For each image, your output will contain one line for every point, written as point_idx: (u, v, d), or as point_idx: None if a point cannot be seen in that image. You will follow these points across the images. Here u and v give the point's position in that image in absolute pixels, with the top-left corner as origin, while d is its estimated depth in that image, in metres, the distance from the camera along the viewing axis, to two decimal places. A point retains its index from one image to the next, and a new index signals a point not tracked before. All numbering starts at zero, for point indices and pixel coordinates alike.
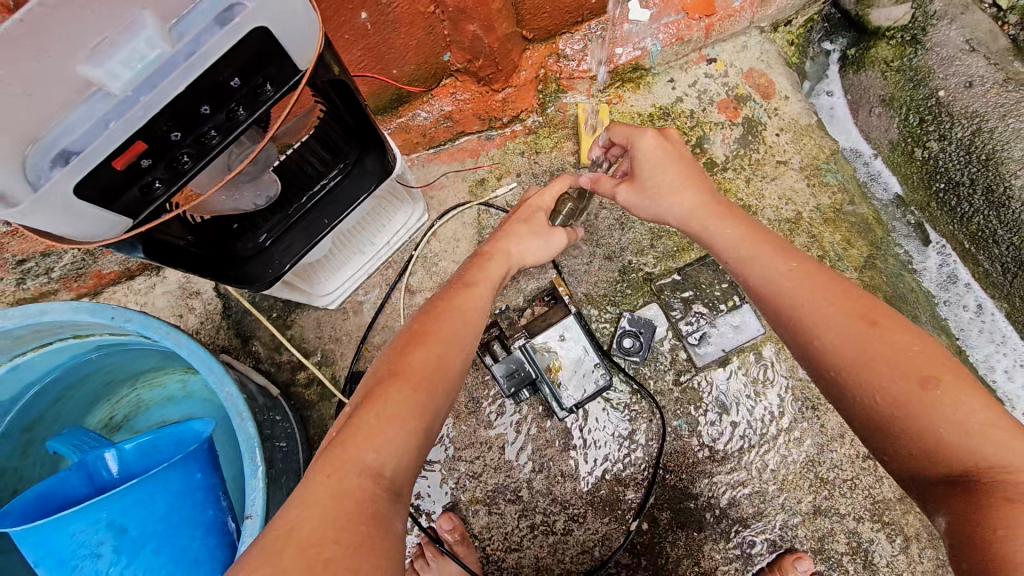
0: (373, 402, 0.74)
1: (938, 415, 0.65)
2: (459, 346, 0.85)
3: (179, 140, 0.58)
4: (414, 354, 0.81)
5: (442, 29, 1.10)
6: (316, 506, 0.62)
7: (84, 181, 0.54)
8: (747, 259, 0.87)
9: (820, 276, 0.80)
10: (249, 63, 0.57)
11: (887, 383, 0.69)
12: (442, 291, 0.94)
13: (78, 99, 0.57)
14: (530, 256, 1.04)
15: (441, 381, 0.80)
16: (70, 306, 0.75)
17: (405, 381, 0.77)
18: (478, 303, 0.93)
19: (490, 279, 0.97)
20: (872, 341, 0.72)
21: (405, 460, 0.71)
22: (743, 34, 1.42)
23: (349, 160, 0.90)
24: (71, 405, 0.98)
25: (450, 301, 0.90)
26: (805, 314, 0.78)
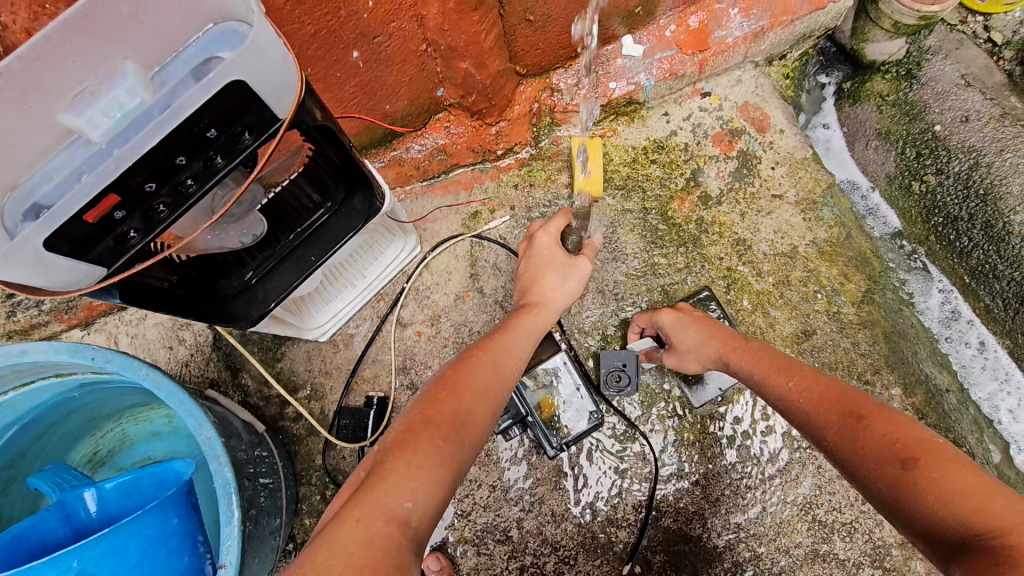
0: (407, 446, 0.73)
1: (918, 487, 0.66)
2: (489, 394, 0.85)
3: (155, 191, 0.57)
4: (446, 400, 0.81)
5: (435, 66, 1.11)
6: (342, 553, 0.60)
7: (54, 234, 0.53)
8: (761, 376, 0.92)
9: (819, 380, 0.85)
10: (226, 114, 0.56)
11: (876, 468, 0.70)
12: (483, 340, 0.95)
13: (59, 146, 0.57)
14: (560, 301, 1.06)
15: (473, 428, 0.80)
16: (51, 347, 0.75)
17: (438, 428, 0.76)
18: (511, 358, 0.93)
19: (524, 329, 0.99)
20: (861, 433, 0.74)
21: (432, 509, 0.69)
22: (737, 69, 1.42)
23: (338, 199, 0.89)
24: (54, 442, 0.97)
25: (485, 352, 0.91)
26: (811, 414, 0.82)
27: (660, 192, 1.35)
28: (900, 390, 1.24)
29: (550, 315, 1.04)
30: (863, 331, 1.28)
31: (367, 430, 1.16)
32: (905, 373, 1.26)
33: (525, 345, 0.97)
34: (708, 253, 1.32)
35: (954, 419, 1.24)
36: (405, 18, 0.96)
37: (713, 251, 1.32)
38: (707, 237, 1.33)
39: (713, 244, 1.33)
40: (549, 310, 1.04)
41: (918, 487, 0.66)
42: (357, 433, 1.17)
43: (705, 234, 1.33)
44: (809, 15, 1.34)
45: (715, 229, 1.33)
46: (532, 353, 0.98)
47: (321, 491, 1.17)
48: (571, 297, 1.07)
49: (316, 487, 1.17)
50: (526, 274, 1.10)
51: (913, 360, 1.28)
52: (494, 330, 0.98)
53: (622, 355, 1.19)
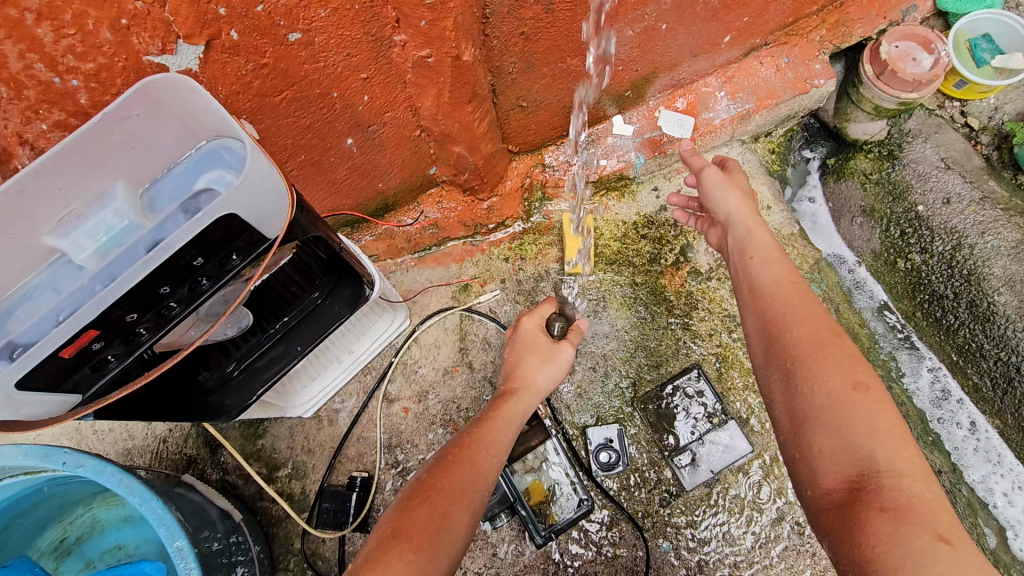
0: (375, 564, 0.69)
1: (852, 412, 0.72)
2: (467, 499, 0.82)
3: (138, 319, 0.56)
4: (419, 508, 0.78)
5: (429, 149, 1.12)
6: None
7: (29, 373, 0.51)
8: (761, 288, 0.92)
9: (806, 298, 0.87)
10: (215, 242, 0.56)
11: (825, 380, 0.76)
12: (461, 436, 0.92)
13: (42, 265, 0.57)
14: (541, 387, 1.04)
15: (448, 538, 0.76)
16: (21, 449, 0.72)
17: (409, 542, 0.72)
18: (492, 451, 0.91)
19: (505, 418, 0.97)
20: (830, 345, 0.79)
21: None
22: (724, 146, 1.46)
23: (325, 290, 0.89)
24: (20, 534, 0.91)
25: (466, 451, 0.89)
26: (789, 320, 0.85)
27: (651, 267, 1.35)
28: None
29: (531, 401, 1.02)
30: None
31: (348, 515, 1.13)
32: None
33: (506, 436, 0.95)
34: (699, 330, 1.30)
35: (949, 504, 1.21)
36: (400, 108, 0.99)
37: (705, 327, 1.30)
38: (698, 312, 1.32)
39: (703, 320, 1.31)
40: (531, 394, 1.02)
41: (858, 403, 0.73)
42: (338, 517, 1.12)
43: (696, 309, 1.32)
44: (793, 99, 1.38)
45: (707, 304, 1.32)
46: (513, 442, 0.96)
47: None
48: (555, 380, 1.06)
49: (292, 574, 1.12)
50: (510, 356, 1.09)
51: None
52: (476, 421, 0.96)
53: (607, 431, 1.20)
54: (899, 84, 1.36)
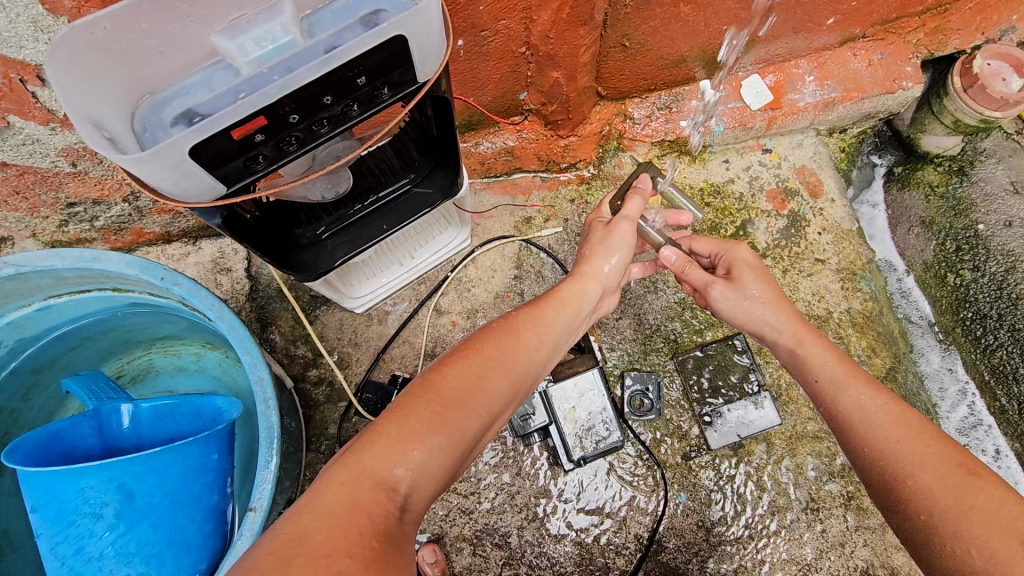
0: (398, 410, 0.68)
1: (938, 482, 0.70)
2: (505, 368, 0.79)
3: (295, 124, 0.57)
4: (453, 368, 0.75)
5: (527, 70, 1.12)
6: (326, 515, 0.56)
7: (200, 143, 0.52)
8: (833, 388, 0.85)
9: (916, 419, 0.77)
10: (378, 66, 0.57)
11: (907, 453, 0.74)
12: (508, 312, 0.89)
13: (201, 65, 0.58)
14: (605, 274, 1.01)
15: (481, 400, 0.74)
16: (124, 259, 0.75)
17: (438, 395, 0.71)
18: (538, 328, 0.88)
19: (564, 299, 0.95)
20: (972, 494, 0.67)
21: (426, 478, 0.65)
22: (801, 132, 1.47)
23: (421, 173, 0.91)
24: (84, 357, 0.97)
25: (509, 325, 0.86)
26: (914, 474, 0.72)
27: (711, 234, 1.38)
28: None
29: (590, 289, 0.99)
30: None
31: (387, 408, 1.16)
32: None
33: (560, 329, 0.91)
34: None
35: None
36: (516, 18, 0.98)
37: None
38: None
39: None
40: (594, 282, 1.00)
41: (945, 476, 0.70)
42: (378, 409, 1.16)
43: None
44: (879, 97, 1.39)
45: None
46: (565, 334, 0.93)
47: (328, 460, 1.16)
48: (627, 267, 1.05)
49: (323, 455, 1.16)
50: (583, 248, 1.06)
51: None
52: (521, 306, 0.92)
53: (645, 378, 1.21)
54: (986, 100, 1.33)
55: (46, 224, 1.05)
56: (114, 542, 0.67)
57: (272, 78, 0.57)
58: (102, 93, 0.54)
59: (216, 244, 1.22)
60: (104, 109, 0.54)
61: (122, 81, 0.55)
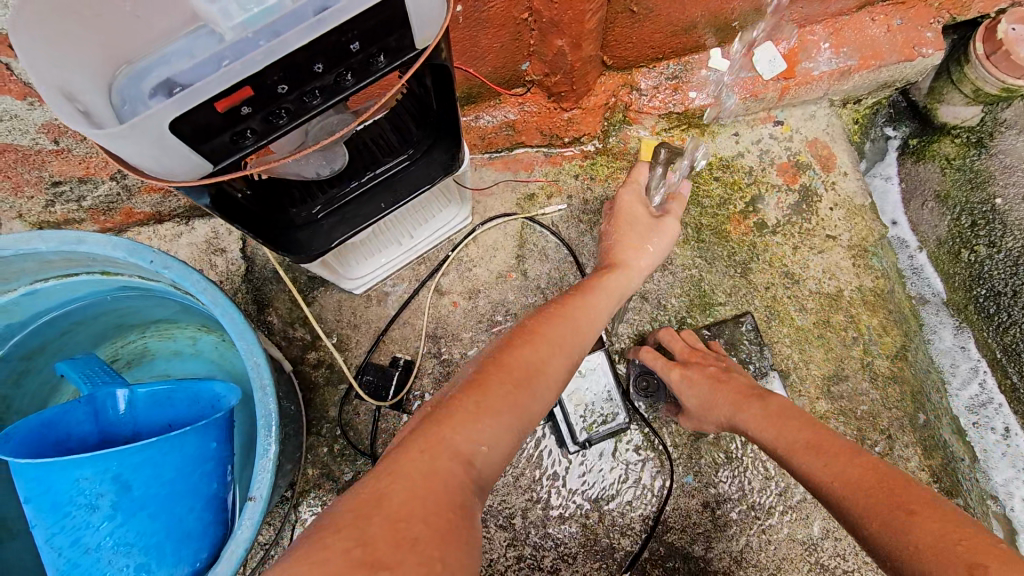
0: (475, 386, 0.69)
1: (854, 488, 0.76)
2: (567, 352, 0.80)
3: (284, 95, 0.52)
4: (519, 349, 0.76)
5: (529, 38, 1.07)
6: (404, 479, 0.57)
7: (182, 116, 0.47)
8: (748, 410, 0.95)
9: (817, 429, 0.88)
10: (374, 30, 0.52)
11: (876, 512, 0.72)
12: (560, 296, 0.90)
13: (182, 31, 0.54)
14: (642, 267, 1.05)
15: (544, 382, 0.75)
16: (111, 241, 0.71)
17: (509, 373, 0.72)
18: (592, 313, 0.89)
19: (609, 289, 0.96)
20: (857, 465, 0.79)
21: (499, 454, 0.66)
22: (813, 104, 1.42)
23: (420, 148, 0.87)
24: (78, 341, 0.94)
25: (565, 307, 0.87)
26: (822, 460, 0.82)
27: (719, 210, 1.33)
28: (919, 450, 1.24)
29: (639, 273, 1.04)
30: (892, 386, 1.27)
31: (389, 392, 1.15)
32: (926, 435, 1.26)
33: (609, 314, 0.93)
34: (756, 280, 1.31)
35: (963, 489, 1.25)
36: None
37: (762, 278, 1.31)
38: (757, 263, 1.31)
39: (762, 271, 1.31)
40: (633, 274, 1.03)
41: (931, 532, 0.66)
42: (379, 391, 1.15)
43: (756, 260, 1.31)
44: (896, 65, 1.33)
45: (766, 257, 1.32)
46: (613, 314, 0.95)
47: (329, 443, 1.15)
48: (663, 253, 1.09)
49: (324, 438, 1.15)
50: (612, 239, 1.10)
51: (934, 424, 1.28)
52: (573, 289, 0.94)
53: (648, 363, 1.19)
54: (1009, 68, 1.28)
55: (31, 205, 1.01)
56: (112, 533, 0.65)
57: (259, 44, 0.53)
58: (76, 63, 0.50)
59: (209, 223, 1.19)
60: (78, 80, 0.50)
61: (97, 50, 0.51)
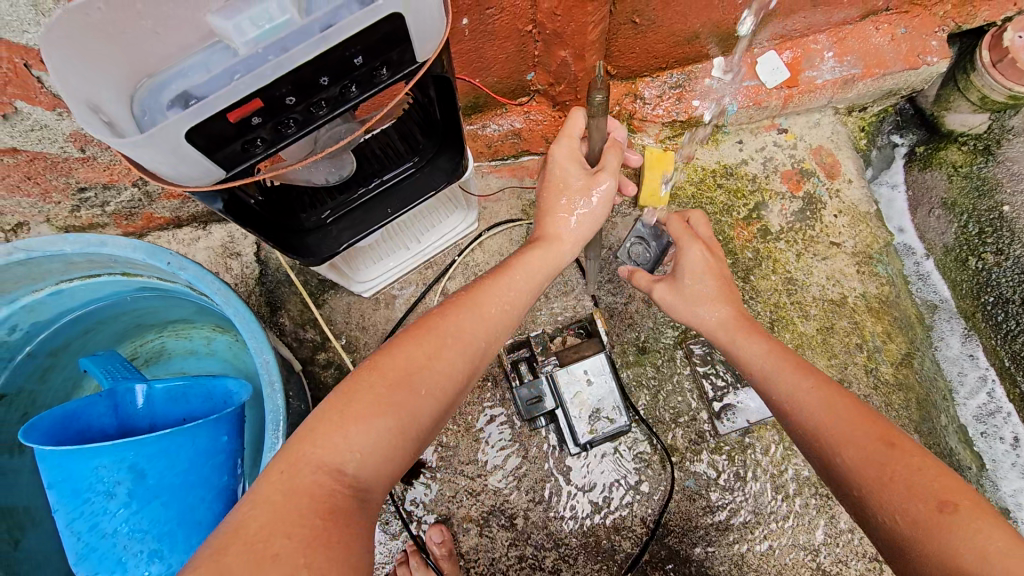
0: (344, 394, 0.68)
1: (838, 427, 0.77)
2: (460, 344, 0.77)
3: (292, 106, 0.56)
4: (401, 348, 0.73)
5: (533, 49, 1.10)
6: (265, 503, 0.58)
7: (197, 126, 0.51)
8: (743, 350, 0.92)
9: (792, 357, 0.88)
10: (376, 45, 0.55)
11: (845, 446, 0.75)
12: (465, 286, 0.85)
13: (199, 46, 0.58)
14: (573, 236, 0.93)
15: (429, 379, 0.72)
16: (131, 244, 0.75)
17: (382, 375, 0.70)
18: (504, 297, 0.84)
19: (524, 268, 0.88)
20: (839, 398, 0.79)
21: (375, 457, 0.65)
22: (817, 111, 1.43)
23: (425, 156, 0.90)
24: (99, 339, 0.99)
25: (470, 295, 0.83)
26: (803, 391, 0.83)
27: (722, 217, 1.35)
28: None
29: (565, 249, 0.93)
30: (896, 392, 1.27)
31: None
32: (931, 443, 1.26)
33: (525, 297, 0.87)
34: (759, 286, 1.32)
35: None
36: None
37: (765, 284, 1.32)
38: (761, 269, 1.32)
39: (765, 277, 1.32)
40: (563, 246, 0.92)
41: (902, 468, 0.69)
42: None
43: (759, 266, 1.33)
44: (901, 73, 1.34)
45: (769, 263, 1.33)
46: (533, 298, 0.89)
47: None
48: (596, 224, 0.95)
49: None
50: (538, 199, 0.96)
51: (940, 431, 1.28)
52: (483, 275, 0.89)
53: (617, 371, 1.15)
54: (1015, 75, 1.27)
55: (59, 210, 1.07)
56: (127, 520, 0.68)
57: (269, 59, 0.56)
58: (101, 78, 0.54)
59: (225, 228, 1.23)
60: (103, 93, 0.54)
61: (121, 64, 0.55)
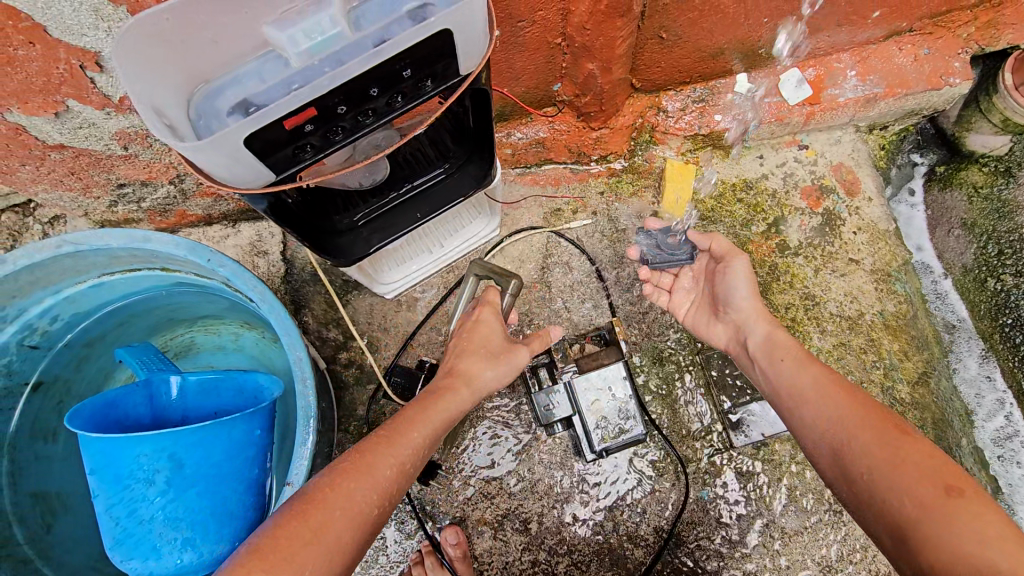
0: None
1: (847, 421, 0.83)
2: (353, 513, 0.72)
3: (342, 115, 0.58)
4: (286, 525, 0.67)
5: (561, 61, 1.12)
6: None
7: (255, 133, 0.53)
8: (772, 362, 1.00)
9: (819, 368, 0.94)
10: (425, 59, 0.58)
11: (860, 440, 0.80)
12: (360, 443, 0.80)
13: (252, 55, 0.60)
14: (483, 384, 0.96)
15: (317, 557, 0.66)
16: (174, 241, 0.78)
17: (263, 559, 0.64)
18: (401, 452, 0.81)
19: (430, 416, 0.87)
20: (850, 397, 0.86)
21: None
22: (838, 129, 1.44)
23: (456, 162, 0.92)
24: (132, 332, 1.02)
25: (363, 454, 0.78)
26: (820, 394, 0.90)
27: (742, 230, 1.36)
28: None
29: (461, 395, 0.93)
30: (912, 411, 1.28)
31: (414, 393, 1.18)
32: None
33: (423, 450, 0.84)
34: (777, 300, 1.33)
35: None
36: (553, 9, 0.98)
37: (783, 298, 1.33)
38: (779, 284, 1.33)
39: (783, 292, 1.33)
40: (469, 392, 0.94)
41: (913, 457, 0.74)
42: (405, 393, 1.17)
43: (777, 281, 1.34)
44: (923, 93, 1.35)
45: (787, 278, 1.34)
46: (431, 447, 0.87)
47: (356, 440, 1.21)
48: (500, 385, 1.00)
49: (351, 435, 1.21)
50: (454, 348, 1.01)
51: (955, 452, 1.28)
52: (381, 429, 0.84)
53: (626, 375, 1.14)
54: None
55: (97, 205, 1.10)
56: (164, 507, 0.71)
57: (323, 70, 0.59)
58: (162, 83, 0.56)
59: (254, 227, 1.26)
60: (163, 97, 0.57)
61: (180, 69, 0.57)
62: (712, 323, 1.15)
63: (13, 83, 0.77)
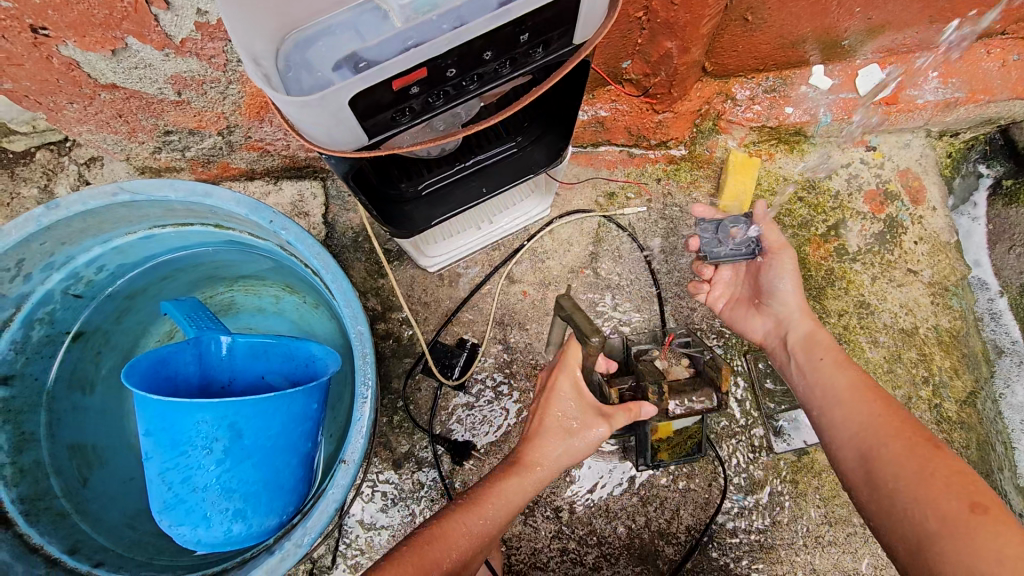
0: None
1: (878, 426, 0.82)
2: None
3: (450, 78, 0.53)
4: None
5: (637, 37, 1.05)
6: None
7: (361, 91, 0.49)
8: (803, 358, 0.98)
9: (853, 371, 0.92)
10: (545, 25, 0.53)
11: (890, 450, 0.79)
12: (439, 513, 0.87)
13: (349, 4, 0.55)
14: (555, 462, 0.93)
15: None
16: (234, 198, 0.74)
17: None
18: (476, 525, 0.86)
19: (502, 491, 0.89)
20: (884, 404, 0.85)
21: None
22: (909, 132, 1.37)
23: (530, 137, 0.87)
24: (173, 286, 1.01)
25: (444, 521, 0.85)
26: (851, 397, 0.88)
27: (801, 231, 1.31)
28: None
29: (540, 476, 0.92)
30: (957, 431, 1.25)
31: (454, 370, 1.17)
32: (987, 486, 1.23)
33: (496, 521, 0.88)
34: (830, 306, 1.28)
35: None
36: None
37: (836, 305, 1.28)
38: (833, 289, 1.29)
39: (836, 298, 1.29)
40: (541, 471, 0.92)
41: (940, 472, 0.74)
42: (445, 369, 1.17)
43: (831, 286, 1.29)
44: (1006, 102, 1.28)
45: (842, 284, 1.30)
46: (504, 523, 0.89)
47: (390, 413, 1.18)
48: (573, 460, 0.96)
49: (385, 408, 1.18)
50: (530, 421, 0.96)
51: (996, 476, 1.25)
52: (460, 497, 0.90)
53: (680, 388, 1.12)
54: None
55: (140, 149, 1.05)
56: (218, 476, 0.68)
57: (439, 28, 0.53)
58: (257, 27, 0.52)
59: (296, 186, 1.20)
60: (258, 44, 0.52)
61: (275, 14, 0.53)
62: (749, 317, 1.11)
63: (72, 14, 0.72)
